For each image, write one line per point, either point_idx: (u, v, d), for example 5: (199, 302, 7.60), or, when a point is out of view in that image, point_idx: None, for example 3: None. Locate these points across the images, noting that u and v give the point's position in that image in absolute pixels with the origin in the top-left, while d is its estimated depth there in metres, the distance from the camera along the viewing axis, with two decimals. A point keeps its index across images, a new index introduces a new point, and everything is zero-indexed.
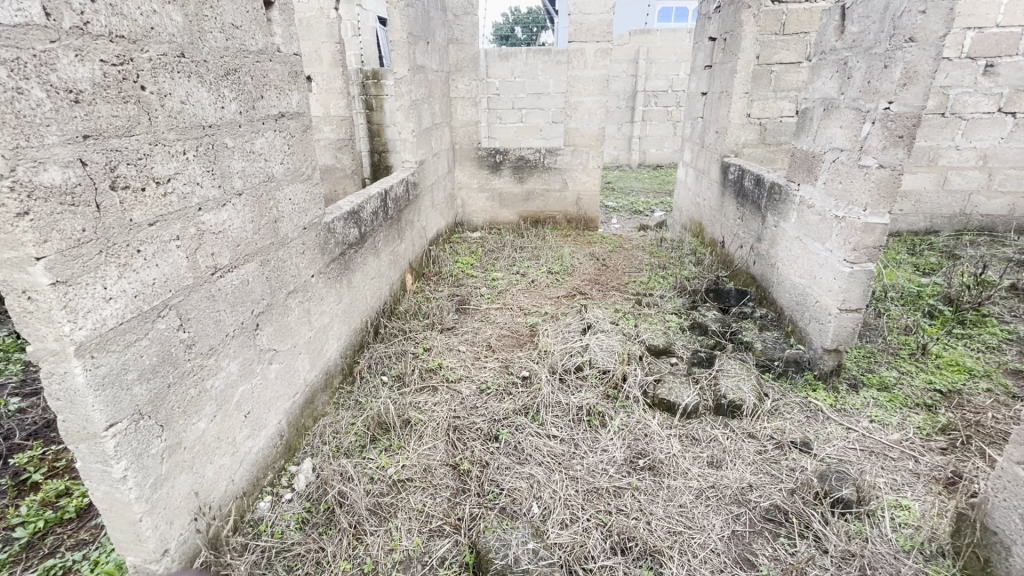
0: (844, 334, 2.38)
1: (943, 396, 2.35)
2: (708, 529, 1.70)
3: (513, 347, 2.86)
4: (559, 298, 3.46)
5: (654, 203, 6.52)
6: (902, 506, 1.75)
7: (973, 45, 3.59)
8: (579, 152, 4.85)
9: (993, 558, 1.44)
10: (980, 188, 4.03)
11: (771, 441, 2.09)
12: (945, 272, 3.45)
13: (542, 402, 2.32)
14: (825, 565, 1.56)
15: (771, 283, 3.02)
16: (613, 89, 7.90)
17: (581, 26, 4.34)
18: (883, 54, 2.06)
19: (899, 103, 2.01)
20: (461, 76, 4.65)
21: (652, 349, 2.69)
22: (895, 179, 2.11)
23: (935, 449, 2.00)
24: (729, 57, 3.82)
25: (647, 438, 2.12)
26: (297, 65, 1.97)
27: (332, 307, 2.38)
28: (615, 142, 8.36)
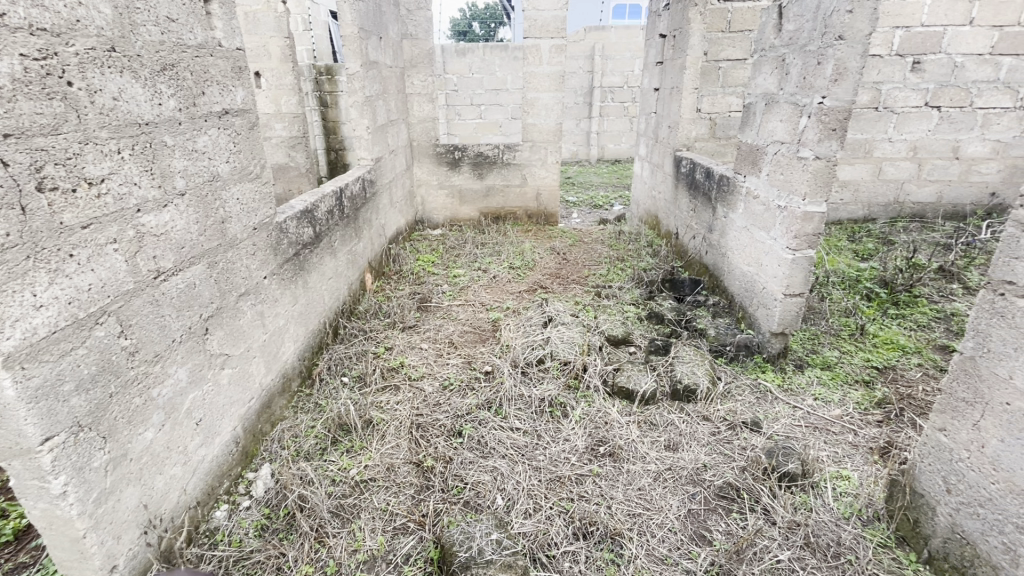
0: (789, 318, 2.50)
1: (879, 372, 2.51)
2: (665, 509, 1.77)
3: (475, 343, 2.87)
4: (520, 293, 3.48)
5: (613, 197, 6.64)
6: (842, 476, 1.87)
7: (902, 43, 3.81)
8: (538, 148, 4.90)
9: (922, 519, 1.56)
10: (911, 177, 4.30)
11: (724, 422, 2.18)
12: (881, 257, 3.67)
13: (505, 396, 2.35)
14: (773, 536, 1.65)
15: (723, 271, 3.14)
16: (570, 85, 8.01)
17: (536, 22, 4.38)
18: (817, 51, 2.18)
19: (832, 98, 2.13)
20: (417, 72, 4.61)
21: (611, 339, 2.75)
22: (830, 169, 2.23)
23: (871, 422, 2.15)
24: (679, 54, 3.95)
25: (607, 425, 2.17)
26: (240, 60, 1.91)
27: (287, 309, 2.32)
28: (574, 138, 8.46)
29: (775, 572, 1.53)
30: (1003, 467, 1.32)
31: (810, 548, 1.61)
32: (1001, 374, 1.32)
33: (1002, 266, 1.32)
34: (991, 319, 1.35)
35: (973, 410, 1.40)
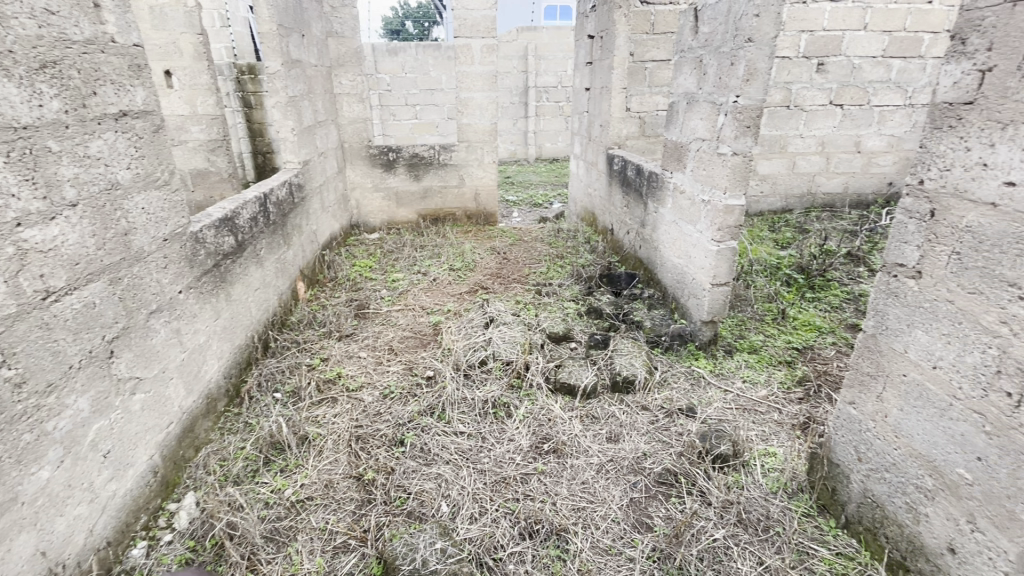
0: (717, 306, 2.63)
1: (799, 352, 2.70)
2: (608, 501, 1.80)
3: (417, 348, 2.81)
4: (461, 294, 3.45)
5: (552, 195, 6.73)
6: (769, 453, 1.98)
7: (808, 46, 4.10)
8: (474, 148, 4.90)
9: (839, 487, 1.69)
10: (821, 170, 4.65)
11: (662, 411, 2.26)
12: (798, 245, 3.95)
13: (448, 400, 2.31)
14: (708, 516, 1.72)
15: (655, 264, 3.25)
16: (505, 85, 8.04)
17: (466, 22, 4.40)
18: (729, 53, 2.30)
19: (745, 97, 2.25)
20: (345, 71, 4.45)
21: (553, 336, 2.78)
22: (746, 164, 2.36)
23: (793, 400, 2.30)
24: (607, 55, 4.07)
25: (551, 422, 2.19)
26: (139, 57, 1.74)
27: (208, 325, 2.17)
28: (511, 138, 8.49)
29: (712, 550, 1.60)
30: (903, 434, 1.44)
31: (742, 524, 1.69)
32: (898, 349, 1.44)
33: (896, 250, 1.43)
34: (887, 299, 1.47)
35: (876, 382, 1.52)
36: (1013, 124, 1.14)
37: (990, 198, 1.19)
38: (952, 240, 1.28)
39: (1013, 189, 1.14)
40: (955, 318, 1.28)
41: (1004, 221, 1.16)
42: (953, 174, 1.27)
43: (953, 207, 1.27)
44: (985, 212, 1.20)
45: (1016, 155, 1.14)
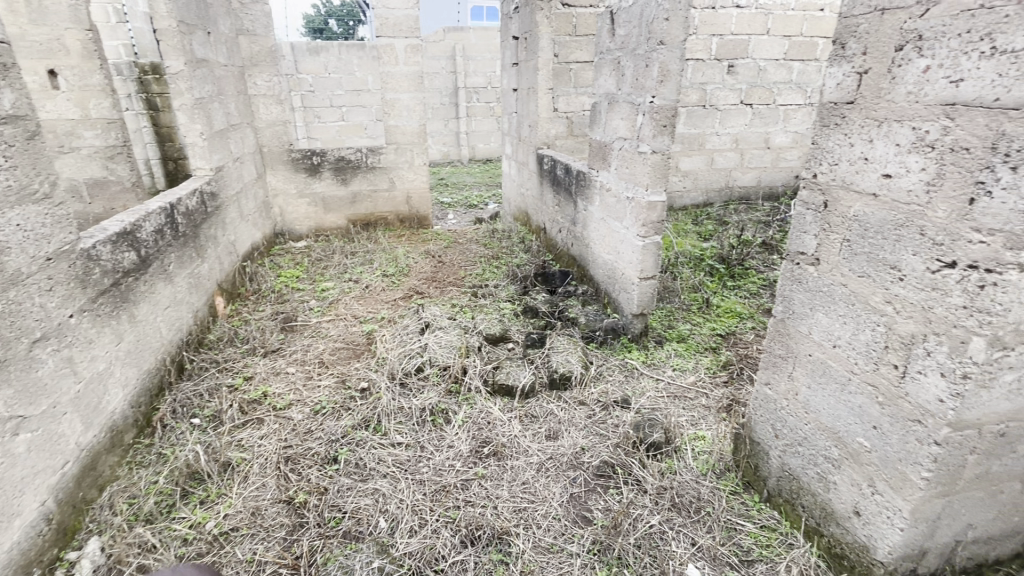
0: (646, 299, 2.72)
1: (723, 338, 2.86)
2: (549, 498, 1.81)
3: (350, 359, 2.71)
4: (395, 301, 3.36)
5: (487, 196, 6.73)
6: (699, 437, 2.08)
7: (718, 49, 4.35)
8: (403, 150, 4.81)
9: (761, 464, 1.80)
10: (736, 165, 4.95)
11: (598, 404, 2.31)
12: (719, 237, 4.18)
13: (383, 411, 2.25)
14: (644, 504, 1.77)
15: (587, 261, 3.32)
16: (434, 85, 7.92)
17: (388, 21, 4.36)
18: (644, 55, 2.39)
19: (660, 98, 2.35)
20: (259, 71, 4.21)
21: (490, 338, 2.76)
22: (665, 161, 2.46)
23: (718, 384, 2.43)
24: (531, 56, 4.13)
25: (490, 425, 2.18)
26: (3, 56, 1.53)
27: (108, 350, 1.97)
28: (443, 139, 8.37)
29: (649, 536, 1.65)
30: (811, 409, 1.56)
31: (676, 508, 1.76)
32: (803, 331, 1.55)
33: (798, 240, 1.55)
34: (792, 285, 1.58)
35: (787, 363, 1.64)
36: (887, 120, 1.25)
37: (872, 189, 1.30)
38: (843, 228, 1.39)
39: (890, 180, 1.25)
40: (849, 299, 1.39)
41: (884, 209, 1.27)
42: (841, 167, 1.38)
43: (842, 198, 1.39)
44: (869, 202, 1.31)
45: (891, 149, 1.25)
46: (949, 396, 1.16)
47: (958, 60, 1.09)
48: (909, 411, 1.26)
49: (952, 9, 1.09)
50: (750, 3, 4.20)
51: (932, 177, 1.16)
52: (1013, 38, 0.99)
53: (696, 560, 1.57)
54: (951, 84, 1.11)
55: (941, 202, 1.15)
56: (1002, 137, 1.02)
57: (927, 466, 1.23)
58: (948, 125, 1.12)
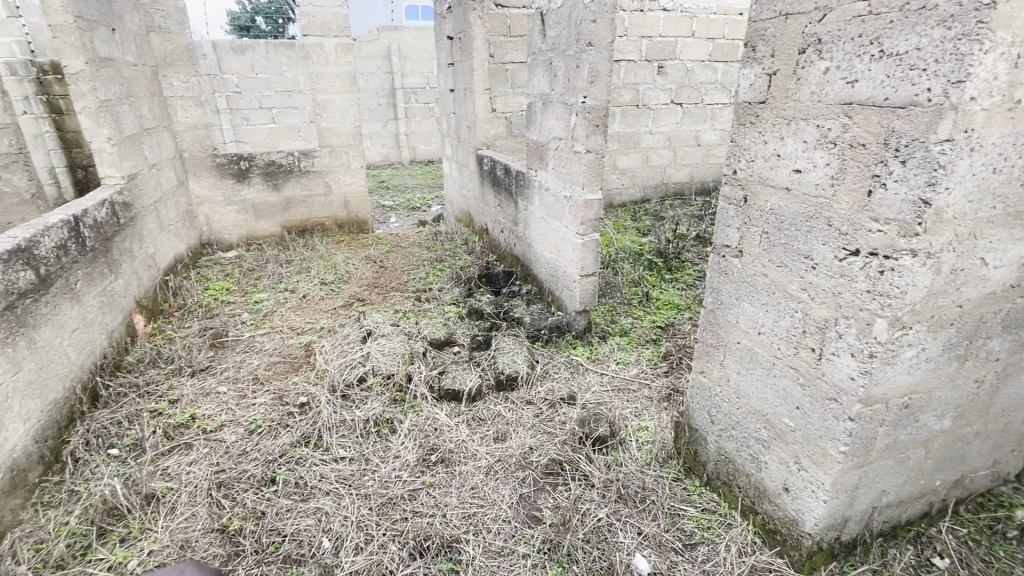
0: (587, 295, 2.77)
1: (662, 330, 2.96)
2: (498, 501, 1.80)
3: (287, 374, 2.58)
4: (335, 309, 3.24)
5: (430, 198, 6.63)
6: (642, 427, 2.14)
7: (648, 50, 4.50)
8: (338, 153, 4.65)
9: (700, 449, 1.87)
10: (670, 162, 5.14)
11: (545, 402, 2.33)
12: (656, 232, 4.33)
13: (324, 426, 2.16)
14: (592, 498, 1.80)
15: (530, 260, 3.34)
16: (371, 86, 7.72)
17: (315, 20, 4.20)
18: (574, 56, 2.43)
19: (591, 98, 2.38)
20: (175, 71, 3.94)
21: (434, 343, 2.72)
22: (600, 160, 2.50)
23: (659, 374, 2.51)
24: (466, 56, 4.11)
25: (437, 431, 2.15)
26: None
27: (3, 381, 1.77)
28: (382, 141, 8.17)
29: (597, 530, 1.68)
30: (742, 394, 1.63)
31: (622, 500, 1.80)
32: (731, 320, 1.63)
33: (722, 233, 1.62)
34: (719, 277, 1.66)
35: (718, 352, 1.71)
36: (795, 119, 1.33)
37: (785, 183, 1.38)
38: (761, 222, 1.47)
39: (800, 174, 1.33)
40: (770, 288, 1.47)
41: (797, 202, 1.35)
42: (757, 163, 1.46)
43: (760, 193, 1.46)
44: (783, 195, 1.39)
45: (799, 146, 1.33)
46: (859, 374, 1.25)
47: (853, 62, 1.17)
48: (827, 390, 1.34)
49: (845, 15, 1.17)
50: (676, 6, 4.39)
51: (836, 171, 1.24)
52: (898, 41, 1.08)
53: (643, 549, 1.61)
54: (847, 84, 1.19)
55: (844, 194, 1.23)
56: (892, 133, 1.11)
57: (843, 441, 1.32)
58: (848, 123, 1.20)
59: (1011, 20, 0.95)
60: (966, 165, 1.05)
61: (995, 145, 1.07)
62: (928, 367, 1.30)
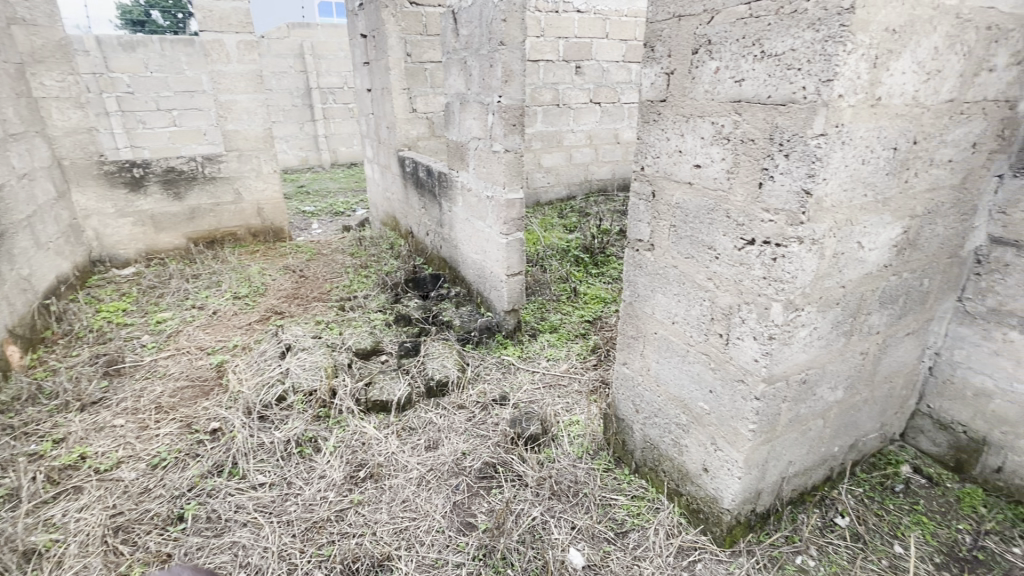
0: (515, 294, 2.77)
1: (591, 324, 3.03)
2: (431, 512, 1.75)
3: (196, 398, 2.37)
4: (250, 325, 3.03)
5: (354, 202, 6.39)
6: (573, 422, 2.17)
7: (566, 50, 4.59)
8: (247, 157, 4.35)
9: (627, 438, 1.92)
10: (592, 160, 5.28)
11: (478, 405, 2.30)
12: (582, 228, 4.42)
13: (239, 452, 2.00)
14: (526, 498, 1.80)
15: (457, 261, 3.29)
16: (283, 86, 7.31)
17: (212, 14, 3.91)
18: (487, 55, 2.42)
19: (506, 97, 2.39)
20: (46, 69, 3.49)
21: (360, 353, 2.61)
22: (518, 159, 2.51)
23: (588, 368, 2.56)
24: (381, 55, 3.98)
25: (365, 446, 2.06)
26: None
27: None
28: (299, 143, 7.74)
29: (531, 530, 1.67)
30: (661, 382, 1.69)
31: (556, 496, 1.81)
32: (648, 311, 1.68)
33: (635, 228, 1.67)
34: (634, 270, 1.71)
35: (638, 343, 1.76)
36: (693, 116, 1.39)
37: (687, 178, 1.44)
38: (668, 215, 1.53)
39: (700, 169, 1.39)
40: (680, 279, 1.53)
41: (699, 195, 1.41)
42: (662, 159, 1.51)
43: (666, 188, 1.52)
44: (686, 189, 1.45)
45: (697, 142, 1.39)
46: (761, 356, 1.33)
47: (739, 62, 1.24)
48: (735, 372, 1.42)
49: (730, 18, 1.23)
50: (590, 8, 4.51)
51: (730, 165, 1.31)
52: (776, 42, 1.15)
53: (576, 543, 1.63)
54: (735, 83, 1.25)
55: (739, 187, 1.30)
56: (776, 129, 1.18)
57: (752, 420, 1.40)
58: (738, 119, 1.26)
59: (868, 24, 1.04)
60: (839, 157, 1.14)
61: (863, 138, 1.17)
62: (820, 344, 1.41)
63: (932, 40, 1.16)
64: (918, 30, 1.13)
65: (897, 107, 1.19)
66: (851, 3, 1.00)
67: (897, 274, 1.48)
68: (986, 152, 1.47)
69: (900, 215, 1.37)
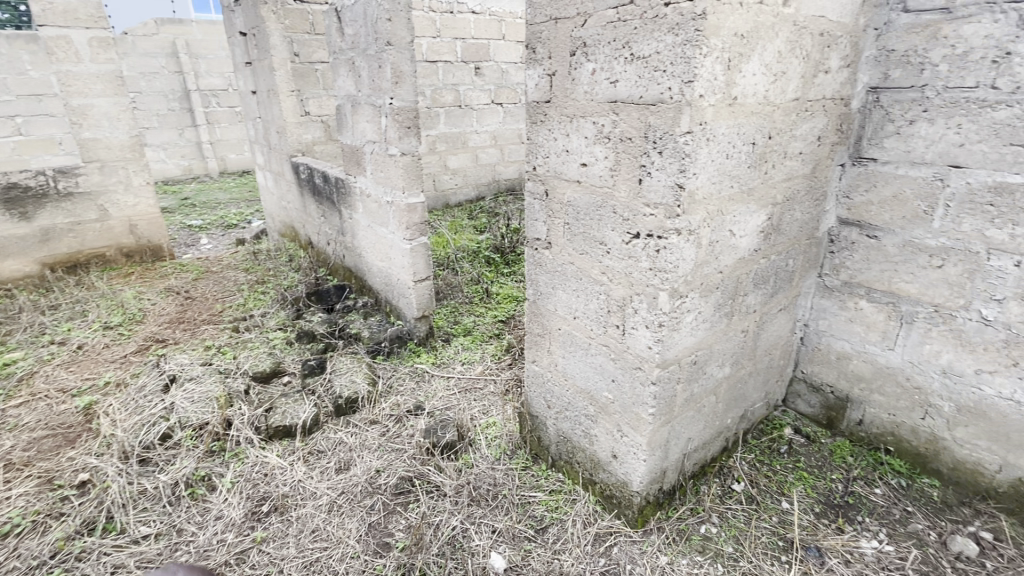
0: (424, 301, 2.70)
1: (504, 323, 3.05)
2: (345, 538, 1.66)
3: (59, 448, 2.06)
4: (125, 357, 2.69)
5: (249, 213, 5.92)
6: (490, 424, 2.16)
7: (463, 51, 4.57)
8: (112, 169, 3.86)
9: (542, 434, 1.95)
10: (498, 160, 5.32)
11: (391, 418, 2.22)
12: (492, 228, 4.43)
13: (115, 504, 1.76)
14: (445, 508, 1.76)
15: (362, 270, 3.16)
16: (155, 88, 6.61)
17: (53, 7, 3.42)
18: (375, 56, 2.34)
19: (398, 99, 2.32)
20: None
21: (259, 377, 2.41)
22: (416, 163, 2.45)
23: (503, 368, 2.56)
24: (263, 55, 3.71)
25: (268, 477, 1.90)
26: None
27: None
28: (180, 151, 7.03)
29: (451, 540, 1.64)
30: (569, 377, 1.73)
31: (475, 501, 1.79)
32: (551, 308, 1.71)
33: (532, 227, 1.69)
34: (534, 269, 1.73)
35: (544, 340, 1.79)
36: (576, 116, 1.42)
37: (576, 177, 1.48)
38: (562, 214, 1.56)
39: (586, 168, 1.44)
40: (577, 275, 1.57)
41: (588, 192, 1.46)
42: (552, 159, 1.54)
43: (558, 187, 1.55)
44: (575, 188, 1.49)
45: (582, 142, 1.43)
46: (654, 343, 1.40)
47: (612, 64, 1.29)
48: (632, 361, 1.48)
49: (601, 21, 1.28)
50: (483, 9, 4.54)
51: (613, 163, 1.36)
52: (642, 46, 1.21)
53: (497, 546, 1.62)
54: (610, 84, 1.30)
55: (622, 184, 1.36)
56: (649, 128, 1.25)
57: (651, 405, 1.47)
58: (616, 119, 1.32)
59: (719, 29, 1.12)
60: (705, 153, 1.23)
61: (725, 135, 1.26)
62: (705, 327, 1.51)
63: (775, 44, 1.29)
64: (763, 35, 1.24)
65: (752, 105, 1.31)
66: (703, 10, 1.07)
67: (766, 256, 1.63)
68: (829, 144, 1.66)
69: (764, 203, 1.50)
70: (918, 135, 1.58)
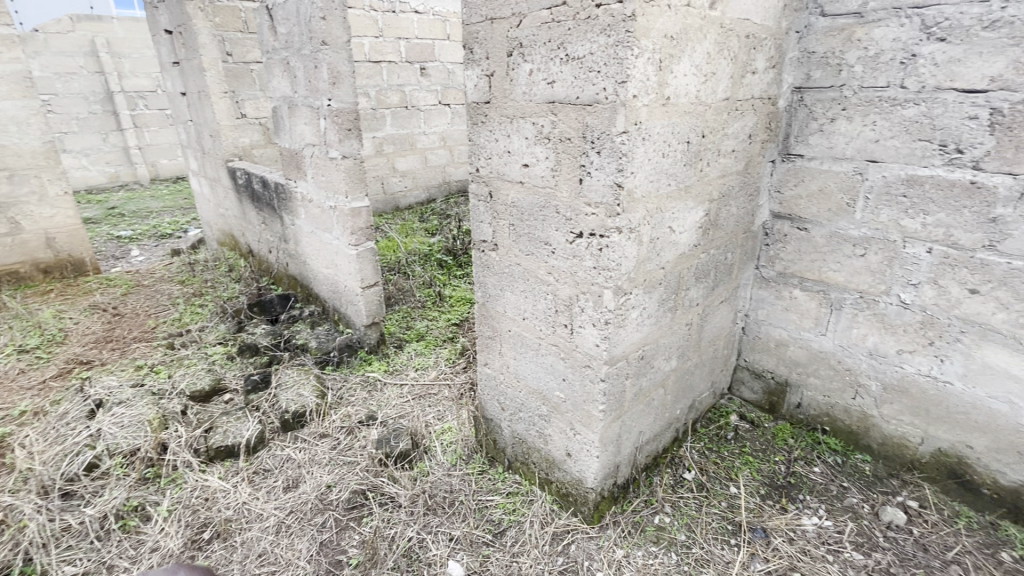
0: (373, 307, 2.63)
1: (458, 327, 3.01)
2: (295, 559, 1.59)
3: None
4: (44, 383, 2.47)
5: (184, 221, 5.60)
6: (445, 430, 2.12)
7: (408, 51, 4.50)
8: (23, 177, 3.54)
9: (498, 437, 1.93)
10: (447, 162, 5.27)
11: (343, 430, 2.15)
12: (444, 230, 4.38)
13: (34, 545, 1.61)
14: (400, 519, 1.72)
15: (307, 278, 3.04)
16: (73, 89, 6.14)
17: None
18: (310, 55, 2.26)
19: (336, 100, 2.25)
20: None
21: (197, 395, 2.28)
22: (359, 166, 2.38)
23: (458, 372, 2.53)
24: (192, 54, 3.50)
25: (209, 501, 1.80)
26: None
27: None
28: (105, 156, 6.54)
29: (407, 552, 1.60)
30: (521, 378, 1.73)
31: (431, 510, 1.75)
32: (500, 311, 1.70)
33: (478, 229, 1.67)
34: (482, 271, 1.71)
35: (496, 342, 1.78)
36: (515, 117, 1.42)
37: (518, 178, 1.47)
38: (507, 215, 1.55)
39: (528, 169, 1.43)
40: (525, 277, 1.57)
41: (531, 193, 1.45)
42: (494, 160, 1.53)
43: (501, 188, 1.54)
44: (519, 189, 1.48)
45: (523, 142, 1.42)
46: (601, 340, 1.41)
47: (548, 64, 1.29)
48: (581, 359, 1.49)
49: (535, 22, 1.28)
50: (427, 9, 4.48)
51: (554, 163, 1.36)
52: (577, 46, 1.22)
53: (455, 554, 1.60)
54: (548, 85, 1.31)
55: (563, 184, 1.36)
56: (587, 128, 1.25)
57: (601, 401, 1.49)
58: (555, 119, 1.32)
59: (649, 31, 1.14)
60: (641, 153, 1.25)
61: (659, 134, 1.29)
62: (650, 322, 1.54)
63: (704, 46, 1.33)
64: (692, 37, 1.28)
65: (684, 104, 1.34)
66: (632, 11, 1.09)
67: (705, 251, 1.68)
68: (760, 142, 1.74)
69: (701, 200, 1.55)
70: (839, 132, 1.68)
